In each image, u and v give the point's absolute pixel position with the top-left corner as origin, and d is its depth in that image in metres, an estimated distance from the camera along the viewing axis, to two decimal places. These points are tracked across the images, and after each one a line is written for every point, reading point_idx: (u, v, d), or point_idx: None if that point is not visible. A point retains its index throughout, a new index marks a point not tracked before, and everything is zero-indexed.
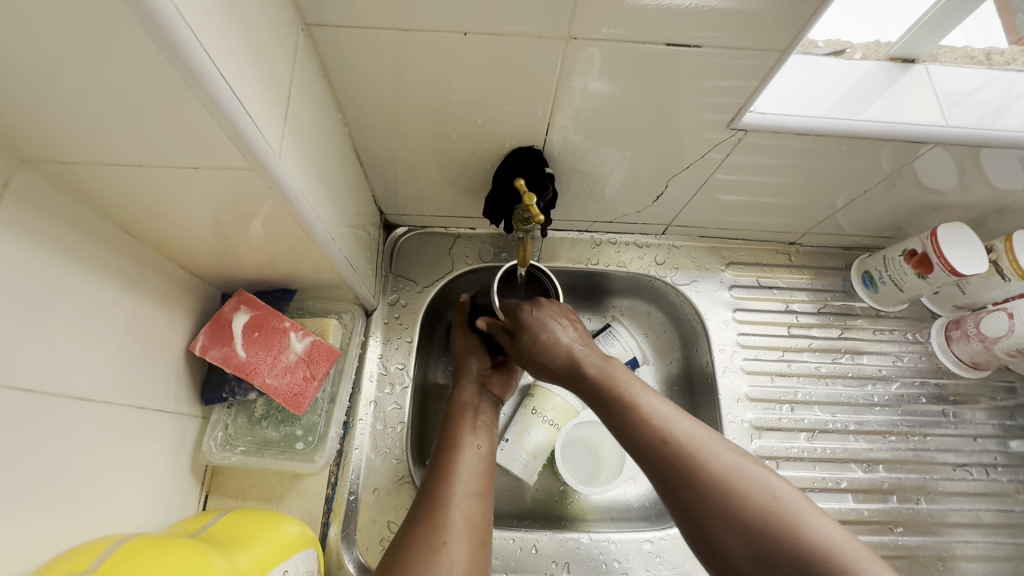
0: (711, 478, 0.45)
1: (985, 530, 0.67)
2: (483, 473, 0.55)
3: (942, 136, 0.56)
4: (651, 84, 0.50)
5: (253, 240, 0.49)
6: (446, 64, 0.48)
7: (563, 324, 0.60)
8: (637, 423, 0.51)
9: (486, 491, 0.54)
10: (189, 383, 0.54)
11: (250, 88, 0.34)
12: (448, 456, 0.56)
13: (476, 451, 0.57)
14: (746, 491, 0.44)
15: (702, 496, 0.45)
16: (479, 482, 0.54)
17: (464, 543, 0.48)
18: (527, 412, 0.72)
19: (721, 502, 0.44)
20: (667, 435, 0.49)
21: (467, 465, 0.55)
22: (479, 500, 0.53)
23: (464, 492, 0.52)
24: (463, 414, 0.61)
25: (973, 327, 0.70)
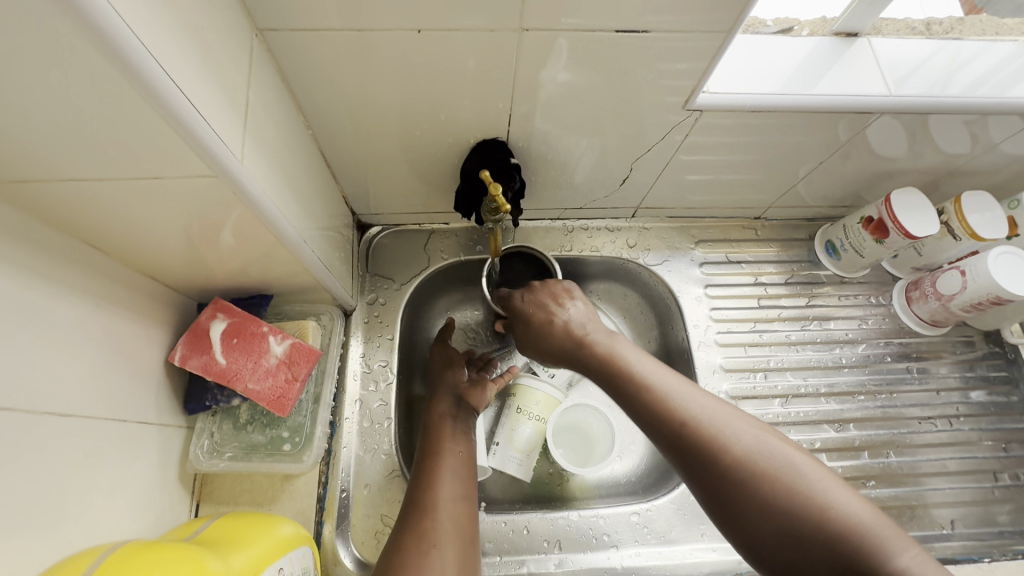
0: (728, 449, 0.45)
1: (952, 477, 0.71)
2: (463, 477, 0.57)
3: (888, 105, 0.59)
4: (606, 69, 0.51)
5: (224, 247, 0.49)
6: (403, 61, 0.48)
7: (561, 300, 0.63)
8: (653, 402, 0.51)
9: (469, 495, 0.56)
10: (171, 394, 0.54)
11: (206, 95, 0.34)
12: (432, 464, 0.57)
13: (456, 456, 0.59)
14: (766, 462, 0.44)
15: (720, 470, 0.45)
16: (461, 487, 0.56)
17: (451, 550, 0.50)
18: (512, 412, 0.72)
19: (740, 474, 0.44)
20: (683, 416, 0.48)
21: (448, 471, 0.57)
22: (463, 504, 0.54)
23: (450, 498, 0.54)
24: (442, 427, 0.62)
25: (930, 287, 0.74)
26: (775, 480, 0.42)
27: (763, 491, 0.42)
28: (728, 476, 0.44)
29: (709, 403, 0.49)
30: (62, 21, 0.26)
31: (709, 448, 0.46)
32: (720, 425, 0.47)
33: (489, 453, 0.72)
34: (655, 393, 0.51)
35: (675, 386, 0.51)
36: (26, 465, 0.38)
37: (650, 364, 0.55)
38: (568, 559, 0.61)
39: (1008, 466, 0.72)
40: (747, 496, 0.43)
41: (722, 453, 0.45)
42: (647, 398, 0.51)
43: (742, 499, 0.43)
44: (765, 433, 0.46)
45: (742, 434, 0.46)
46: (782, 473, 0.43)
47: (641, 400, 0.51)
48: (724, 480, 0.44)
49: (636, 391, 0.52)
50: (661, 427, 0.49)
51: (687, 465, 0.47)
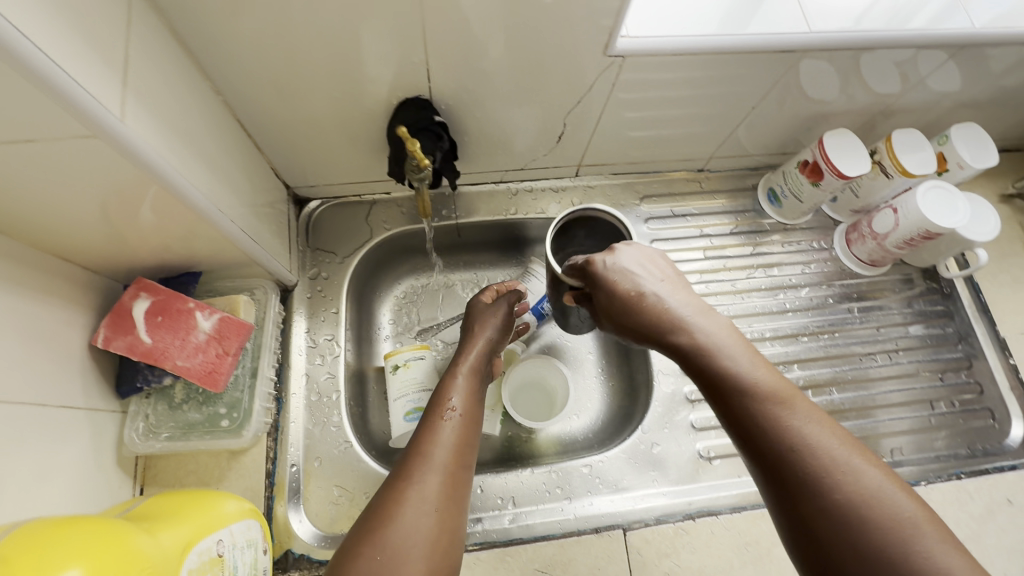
0: (837, 481, 0.38)
1: (893, 408, 0.73)
2: (464, 445, 0.53)
3: (810, 43, 0.58)
4: (519, 15, 0.50)
5: (134, 223, 0.47)
6: (306, 17, 0.46)
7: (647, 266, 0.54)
8: (756, 406, 0.43)
9: (465, 464, 0.51)
10: (101, 378, 0.53)
11: (68, 48, 0.32)
12: (433, 425, 0.53)
13: (460, 421, 0.54)
14: (877, 506, 0.37)
15: (820, 501, 0.38)
16: (459, 454, 0.52)
17: (432, 526, 0.45)
18: None
19: (845, 510, 0.37)
20: (782, 426, 0.42)
21: (449, 434, 0.52)
22: (454, 473, 0.50)
23: (442, 465, 0.50)
24: (451, 388, 0.58)
25: (867, 228, 0.75)
26: (884, 528, 0.36)
27: (869, 535, 0.36)
28: (823, 506, 0.38)
29: (827, 429, 0.41)
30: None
31: (819, 479, 0.39)
32: (840, 457, 0.39)
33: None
34: (756, 394, 0.44)
35: (790, 394, 0.44)
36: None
37: (759, 365, 0.46)
38: (522, 514, 0.62)
39: (944, 395, 0.74)
40: (842, 532, 0.37)
41: (827, 484, 0.38)
42: (750, 399, 0.44)
43: (830, 532, 0.37)
44: (867, 461, 0.40)
45: (859, 473, 0.39)
46: (898, 525, 0.36)
47: (736, 399, 0.44)
48: (815, 512, 0.38)
49: (733, 390, 0.45)
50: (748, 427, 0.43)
51: (773, 478, 0.41)
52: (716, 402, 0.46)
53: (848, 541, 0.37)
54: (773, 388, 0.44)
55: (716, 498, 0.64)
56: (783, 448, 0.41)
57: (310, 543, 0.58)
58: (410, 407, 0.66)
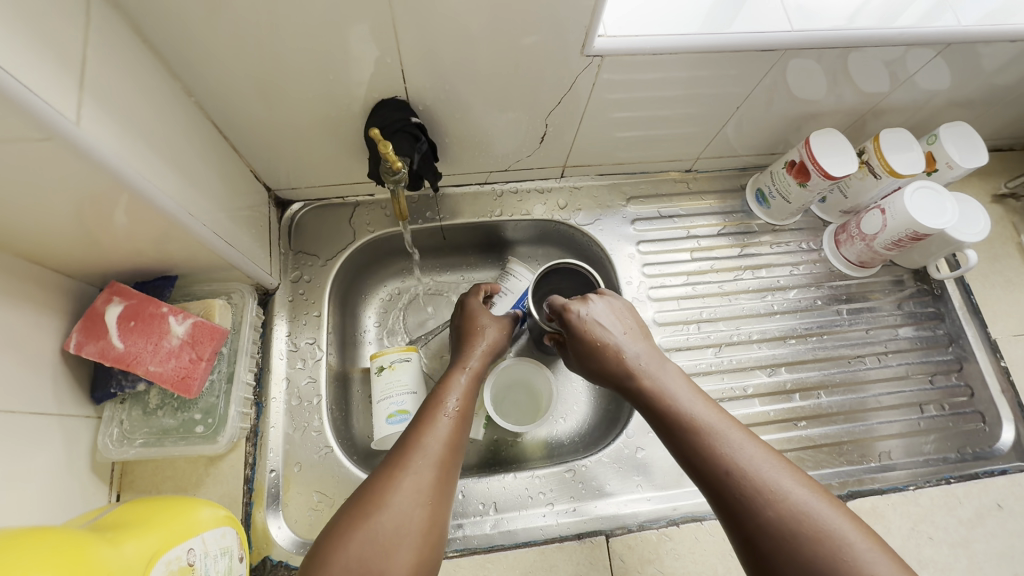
0: (773, 500, 0.43)
1: (881, 412, 0.72)
2: (456, 445, 0.53)
3: (794, 41, 0.58)
4: (493, 16, 0.49)
5: (103, 227, 0.46)
6: (276, 16, 0.46)
7: (618, 317, 0.60)
8: (702, 440, 0.47)
9: (454, 465, 0.51)
10: (74, 384, 0.53)
11: (16, 51, 0.31)
12: (428, 422, 0.53)
13: (455, 421, 0.54)
14: (809, 518, 0.41)
15: (759, 521, 0.42)
16: (450, 453, 0.51)
17: (416, 523, 0.45)
18: None
19: (782, 525, 0.42)
20: (726, 460, 0.46)
21: (443, 432, 0.52)
22: (443, 472, 0.50)
23: (433, 462, 0.49)
24: (448, 389, 0.58)
25: (856, 229, 0.74)
26: (816, 539, 0.40)
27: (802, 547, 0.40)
28: (764, 525, 0.42)
29: (763, 452, 0.46)
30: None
31: (758, 507, 0.43)
32: (773, 478, 0.44)
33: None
34: (699, 429, 0.48)
35: (728, 426, 0.48)
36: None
37: (701, 402, 0.51)
38: (503, 520, 0.62)
39: (935, 398, 0.73)
40: (780, 547, 0.41)
41: (763, 504, 0.43)
42: (694, 435, 0.48)
43: (772, 548, 0.42)
44: (810, 491, 0.43)
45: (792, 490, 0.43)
46: (825, 533, 0.41)
47: (682, 436, 0.49)
48: (756, 529, 0.42)
49: (680, 428, 0.49)
50: (701, 463, 0.47)
51: (720, 504, 0.45)
52: (668, 441, 0.50)
53: (785, 554, 0.41)
54: (713, 423, 0.48)
55: (700, 504, 0.63)
56: (725, 477, 0.45)
57: (286, 549, 0.58)
58: (393, 410, 0.65)
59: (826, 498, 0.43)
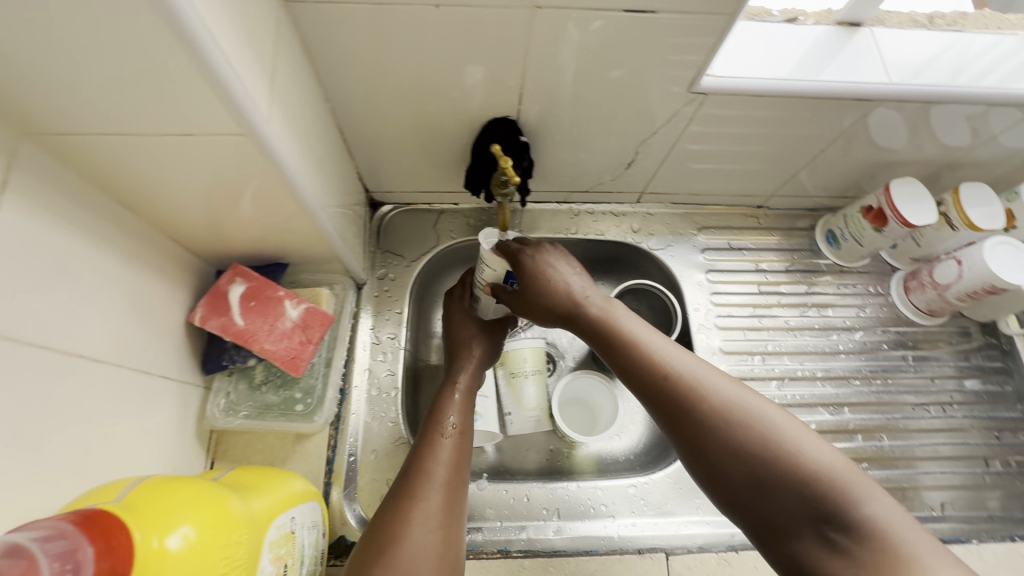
0: (740, 430, 0.42)
1: (942, 461, 0.72)
2: (460, 463, 0.53)
3: (888, 93, 0.60)
4: (612, 50, 0.53)
5: (245, 212, 0.51)
6: (420, 36, 0.51)
7: (569, 265, 0.61)
8: (668, 382, 0.47)
9: (463, 482, 0.51)
10: (192, 353, 0.57)
11: (238, 56, 0.37)
12: (429, 445, 0.53)
13: (456, 440, 0.54)
14: (779, 442, 0.41)
15: (728, 452, 0.42)
16: (457, 472, 0.52)
17: (439, 537, 0.45)
18: (508, 378, 0.73)
19: (751, 451, 0.41)
20: (665, 371, 0.47)
21: (445, 451, 0.53)
22: (455, 489, 0.50)
23: (444, 482, 0.50)
24: (446, 409, 0.58)
25: (927, 276, 0.75)
26: (784, 460, 0.40)
27: (770, 471, 0.40)
28: (732, 456, 0.42)
29: (730, 385, 0.45)
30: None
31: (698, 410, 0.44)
32: (742, 408, 0.43)
33: (506, 423, 0.73)
34: (666, 373, 0.47)
35: (694, 368, 0.47)
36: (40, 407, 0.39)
37: (646, 330, 0.53)
38: (566, 527, 0.64)
39: (1000, 453, 0.73)
40: (752, 476, 0.41)
41: (731, 434, 0.42)
42: (662, 380, 0.47)
43: (743, 479, 0.41)
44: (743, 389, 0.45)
45: (759, 418, 0.42)
46: (758, 420, 0.42)
47: (649, 382, 0.48)
48: (725, 462, 0.42)
49: (648, 375, 0.48)
50: (642, 378, 0.49)
51: (688, 445, 0.44)
52: (637, 390, 0.50)
53: (757, 484, 0.40)
54: (681, 366, 0.48)
55: None
56: (690, 418, 0.44)
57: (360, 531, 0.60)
58: None
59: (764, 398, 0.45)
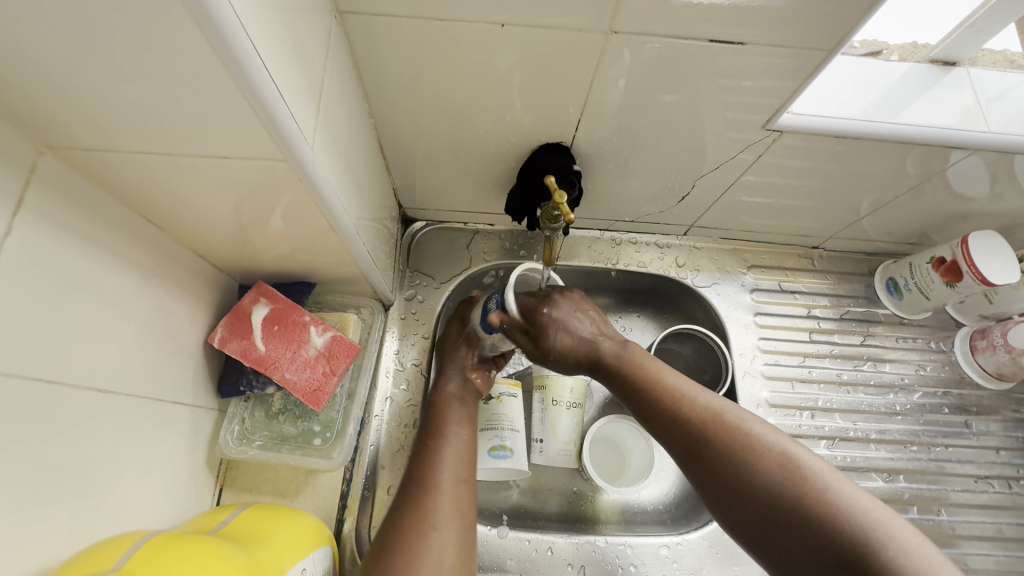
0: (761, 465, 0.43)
1: (1005, 544, 0.66)
2: (464, 461, 0.54)
3: (982, 141, 0.55)
4: (687, 79, 0.49)
5: (276, 232, 0.47)
6: (478, 54, 0.47)
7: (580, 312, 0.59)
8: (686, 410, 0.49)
9: (470, 478, 0.53)
10: (208, 376, 0.53)
11: (288, 73, 0.33)
12: (434, 446, 0.54)
13: (459, 440, 0.55)
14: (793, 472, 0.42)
15: (747, 486, 0.43)
16: (462, 470, 0.53)
17: (452, 529, 0.48)
18: (547, 404, 0.69)
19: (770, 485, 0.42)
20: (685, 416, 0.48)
21: (449, 452, 0.54)
22: (463, 488, 0.52)
23: (452, 479, 0.52)
24: (446, 411, 0.58)
25: (1000, 338, 0.70)
26: (808, 496, 0.40)
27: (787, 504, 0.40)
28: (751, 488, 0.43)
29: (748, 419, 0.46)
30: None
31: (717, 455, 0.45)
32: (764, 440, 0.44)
33: (534, 450, 0.69)
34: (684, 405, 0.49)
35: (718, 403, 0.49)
36: (49, 444, 0.36)
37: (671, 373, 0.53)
38: None
39: None
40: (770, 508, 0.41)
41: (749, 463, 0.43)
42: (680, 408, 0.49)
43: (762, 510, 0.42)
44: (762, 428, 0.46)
45: (776, 450, 0.43)
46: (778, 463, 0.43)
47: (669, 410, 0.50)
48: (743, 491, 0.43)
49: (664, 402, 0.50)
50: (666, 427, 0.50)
51: (711, 476, 0.45)
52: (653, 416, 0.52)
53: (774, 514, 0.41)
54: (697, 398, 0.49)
55: None
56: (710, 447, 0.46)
57: None
58: (498, 443, 0.63)
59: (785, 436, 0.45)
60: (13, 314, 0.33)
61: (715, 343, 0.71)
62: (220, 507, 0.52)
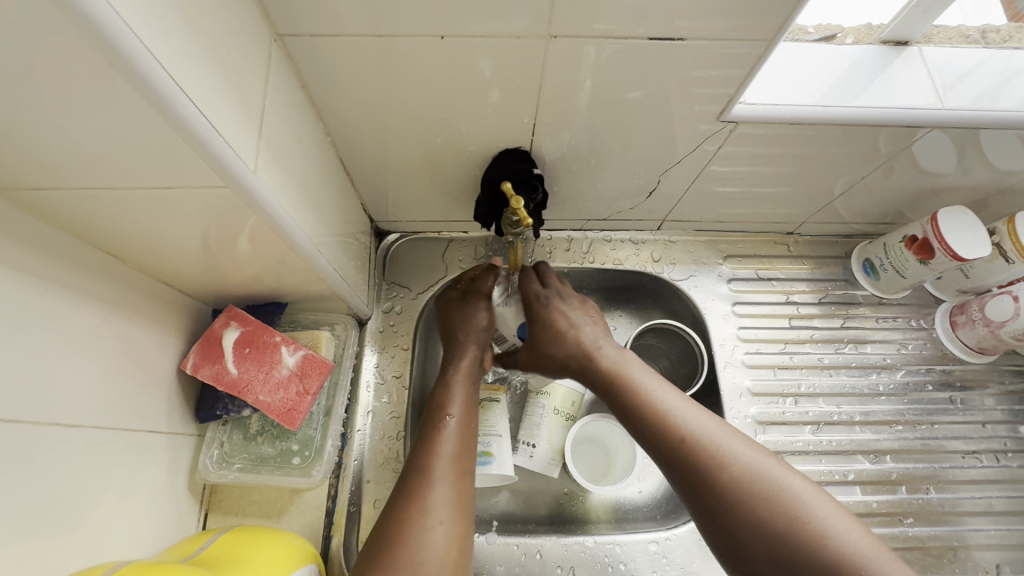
0: (758, 495, 0.44)
1: (998, 518, 0.66)
2: (466, 449, 0.53)
3: (939, 118, 0.55)
4: (636, 76, 0.49)
5: (239, 256, 0.48)
6: (424, 66, 0.47)
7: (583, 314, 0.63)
8: (687, 445, 0.49)
9: (470, 469, 0.52)
10: (183, 404, 0.54)
11: (223, 102, 0.34)
12: (437, 433, 0.53)
13: (461, 428, 0.55)
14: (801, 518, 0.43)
15: (741, 511, 0.44)
16: (464, 459, 0.53)
17: (454, 520, 0.48)
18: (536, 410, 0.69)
19: (784, 536, 0.42)
20: (682, 434, 0.49)
21: (451, 438, 0.53)
22: (463, 480, 0.51)
23: (454, 471, 0.51)
24: (451, 392, 0.57)
25: (977, 312, 0.70)
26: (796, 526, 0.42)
27: (794, 544, 0.42)
28: (756, 535, 0.43)
29: (759, 457, 0.47)
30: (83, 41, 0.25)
31: (708, 471, 0.47)
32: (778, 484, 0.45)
33: (522, 455, 0.69)
34: (685, 437, 0.49)
35: (731, 441, 0.48)
36: (18, 484, 0.36)
37: (667, 391, 0.54)
38: None
39: None
40: (771, 547, 0.43)
41: (756, 509, 0.44)
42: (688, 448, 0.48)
43: (768, 557, 0.43)
44: (763, 457, 0.47)
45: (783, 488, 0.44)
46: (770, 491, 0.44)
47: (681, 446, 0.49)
48: (748, 536, 0.44)
49: (670, 443, 0.49)
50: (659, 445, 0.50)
51: (713, 523, 0.46)
52: (655, 449, 0.51)
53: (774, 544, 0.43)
54: (704, 434, 0.49)
55: None
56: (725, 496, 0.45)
57: None
58: (480, 450, 0.63)
59: (778, 462, 0.47)
60: None
61: (692, 337, 0.71)
62: (204, 532, 0.53)
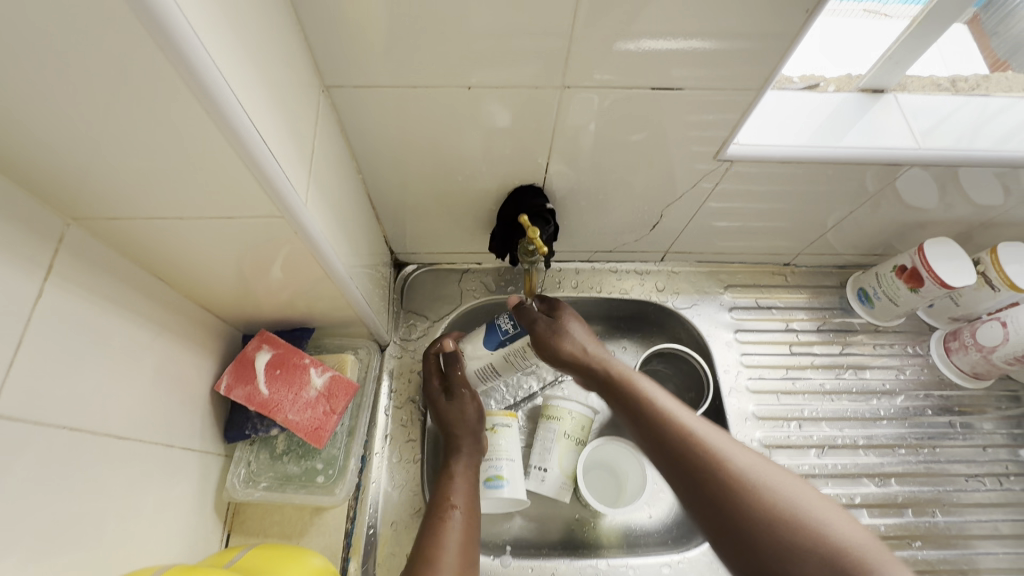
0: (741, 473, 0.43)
1: (1005, 541, 0.67)
2: (471, 542, 0.52)
3: (917, 157, 0.60)
4: (640, 120, 0.55)
5: (276, 282, 0.51)
6: (450, 113, 0.53)
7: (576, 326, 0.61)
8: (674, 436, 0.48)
9: (475, 562, 0.51)
10: (214, 423, 0.56)
11: (283, 144, 0.38)
12: (441, 520, 0.53)
13: (467, 520, 0.54)
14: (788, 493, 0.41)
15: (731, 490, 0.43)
16: (470, 552, 0.51)
17: None
18: (547, 435, 0.71)
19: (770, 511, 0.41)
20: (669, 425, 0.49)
21: (456, 528, 0.53)
22: (470, 572, 0.49)
23: (459, 560, 0.49)
24: (454, 485, 0.57)
25: (970, 338, 0.73)
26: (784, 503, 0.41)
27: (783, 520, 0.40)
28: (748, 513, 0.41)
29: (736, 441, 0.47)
30: (184, 92, 0.30)
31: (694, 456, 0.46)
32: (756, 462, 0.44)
33: (532, 481, 0.70)
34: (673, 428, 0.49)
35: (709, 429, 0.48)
36: (71, 488, 0.38)
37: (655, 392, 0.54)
38: None
39: None
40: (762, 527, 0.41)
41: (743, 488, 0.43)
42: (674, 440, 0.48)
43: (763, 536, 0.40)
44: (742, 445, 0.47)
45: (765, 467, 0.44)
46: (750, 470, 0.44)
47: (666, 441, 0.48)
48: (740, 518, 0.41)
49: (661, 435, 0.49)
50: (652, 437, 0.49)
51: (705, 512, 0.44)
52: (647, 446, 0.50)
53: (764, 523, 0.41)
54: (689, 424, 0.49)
55: None
56: (730, 508, 0.42)
57: None
58: (493, 473, 0.64)
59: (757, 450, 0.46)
60: (43, 367, 0.37)
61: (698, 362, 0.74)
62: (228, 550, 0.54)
